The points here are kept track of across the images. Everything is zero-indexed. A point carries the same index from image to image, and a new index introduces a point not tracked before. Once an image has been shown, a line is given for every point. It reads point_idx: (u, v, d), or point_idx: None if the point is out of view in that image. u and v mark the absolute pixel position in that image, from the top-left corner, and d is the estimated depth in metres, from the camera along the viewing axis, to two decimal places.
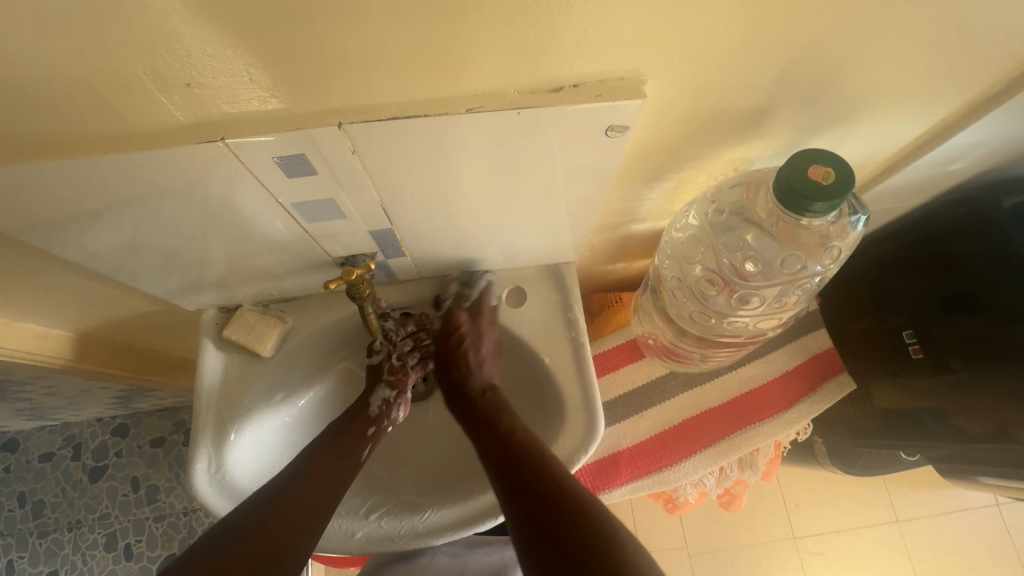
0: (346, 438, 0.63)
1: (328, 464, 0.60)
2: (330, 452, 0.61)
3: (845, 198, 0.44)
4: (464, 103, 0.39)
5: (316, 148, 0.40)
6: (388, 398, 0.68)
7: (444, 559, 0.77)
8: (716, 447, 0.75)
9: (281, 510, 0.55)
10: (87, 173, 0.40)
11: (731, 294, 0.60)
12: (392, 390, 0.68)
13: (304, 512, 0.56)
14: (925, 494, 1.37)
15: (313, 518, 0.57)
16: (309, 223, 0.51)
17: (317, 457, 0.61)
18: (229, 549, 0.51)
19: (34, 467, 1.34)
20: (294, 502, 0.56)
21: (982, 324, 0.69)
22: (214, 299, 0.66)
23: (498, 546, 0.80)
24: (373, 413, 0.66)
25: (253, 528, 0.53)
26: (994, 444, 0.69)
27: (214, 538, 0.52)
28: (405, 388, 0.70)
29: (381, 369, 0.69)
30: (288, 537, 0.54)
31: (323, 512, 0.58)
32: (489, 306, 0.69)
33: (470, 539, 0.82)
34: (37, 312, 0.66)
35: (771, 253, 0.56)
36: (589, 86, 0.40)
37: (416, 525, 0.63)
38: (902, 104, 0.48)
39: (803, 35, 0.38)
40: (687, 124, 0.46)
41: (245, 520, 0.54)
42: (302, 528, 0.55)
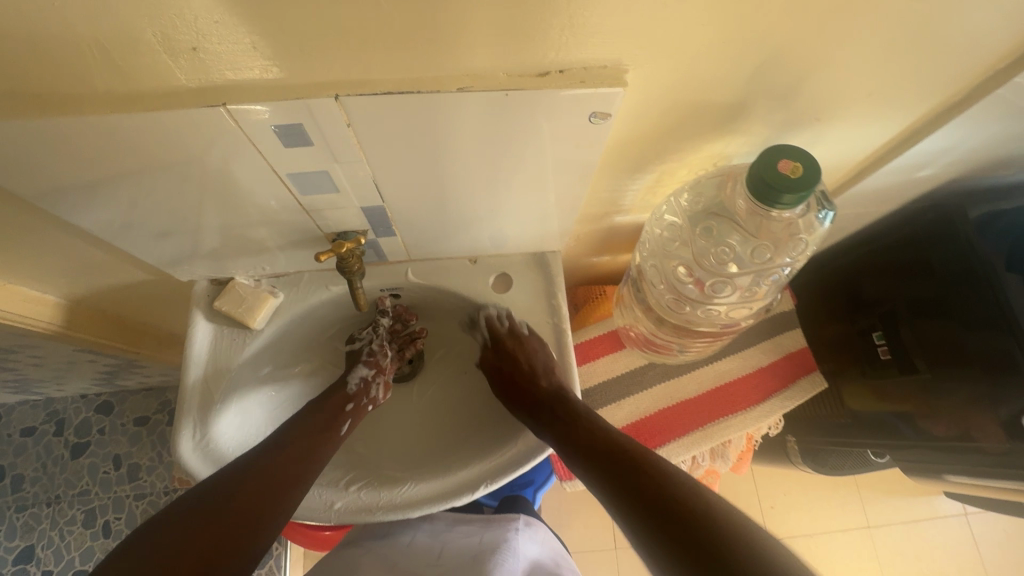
0: (321, 416, 0.66)
1: (304, 440, 0.63)
2: (307, 430, 0.64)
3: (814, 190, 0.47)
4: (455, 82, 0.41)
5: (314, 118, 0.42)
6: (367, 376, 0.71)
7: (422, 540, 0.76)
8: (689, 436, 0.77)
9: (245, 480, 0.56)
10: (91, 132, 0.42)
11: (704, 287, 0.62)
12: (370, 369, 0.72)
13: (278, 482, 0.58)
14: (896, 501, 1.40)
15: (288, 490, 0.58)
16: (304, 195, 0.53)
17: (295, 431, 0.63)
18: (190, 517, 0.52)
19: (14, 442, 1.34)
20: (270, 468, 0.58)
21: (948, 329, 0.72)
22: (206, 270, 0.68)
23: (478, 527, 0.79)
24: (351, 391, 0.70)
25: (219, 499, 0.54)
26: (949, 443, 0.72)
27: (186, 508, 0.53)
28: (383, 370, 0.73)
29: (359, 354, 0.74)
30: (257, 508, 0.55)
31: (299, 483, 0.59)
32: (501, 331, 0.71)
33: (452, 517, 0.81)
34: (30, 275, 0.67)
35: (744, 247, 0.58)
36: (575, 72, 0.42)
37: (393, 497, 0.65)
38: (870, 107, 0.51)
39: (775, 35, 0.41)
40: (668, 115, 0.48)
41: (216, 489, 0.55)
42: (276, 498, 0.57)
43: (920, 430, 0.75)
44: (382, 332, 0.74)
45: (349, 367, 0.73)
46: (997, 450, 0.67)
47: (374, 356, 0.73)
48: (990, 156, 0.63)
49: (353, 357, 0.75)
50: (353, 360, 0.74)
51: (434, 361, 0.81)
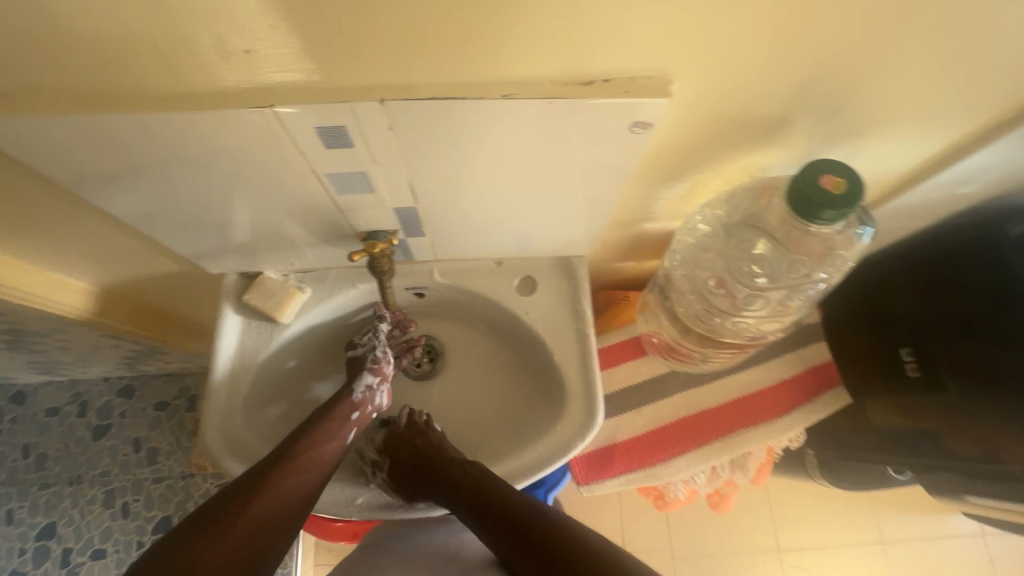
0: (332, 423, 0.65)
1: (312, 453, 0.62)
2: (316, 440, 0.63)
3: (855, 207, 0.46)
4: (500, 90, 0.41)
5: (357, 121, 0.42)
6: (372, 385, 0.69)
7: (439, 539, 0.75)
8: (710, 447, 0.77)
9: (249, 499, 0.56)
10: (139, 128, 0.43)
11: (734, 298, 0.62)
12: (375, 377, 0.69)
13: (277, 504, 0.58)
14: (912, 518, 1.38)
15: (291, 510, 0.59)
16: (339, 194, 0.53)
17: (306, 441, 0.62)
18: (195, 539, 0.53)
19: (38, 421, 1.38)
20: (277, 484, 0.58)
21: (978, 349, 0.71)
22: (236, 264, 0.69)
23: None
24: (357, 399, 0.68)
25: (224, 522, 0.55)
26: (974, 465, 0.71)
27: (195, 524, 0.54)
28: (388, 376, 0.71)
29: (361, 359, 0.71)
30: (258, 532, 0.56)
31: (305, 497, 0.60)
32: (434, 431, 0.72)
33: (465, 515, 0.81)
34: (67, 263, 0.68)
35: (778, 260, 0.58)
36: (620, 82, 0.42)
37: (412, 496, 0.66)
38: (916, 124, 0.50)
39: (825, 50, 0.40)
40: (708, 127, 0.48)
41: (224, 509, 0.55)
42: (276, 524, 0.57)
43: (943, 448, 0.74)
44: (382, 337, 0.71)
45: (351, 375, 0.70)
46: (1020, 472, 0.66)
47: (377, 364, 0.69)
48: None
49: (353, 362, 0.71)
50: (354, 367, 0.70)
51: (452, 364, 0.80)
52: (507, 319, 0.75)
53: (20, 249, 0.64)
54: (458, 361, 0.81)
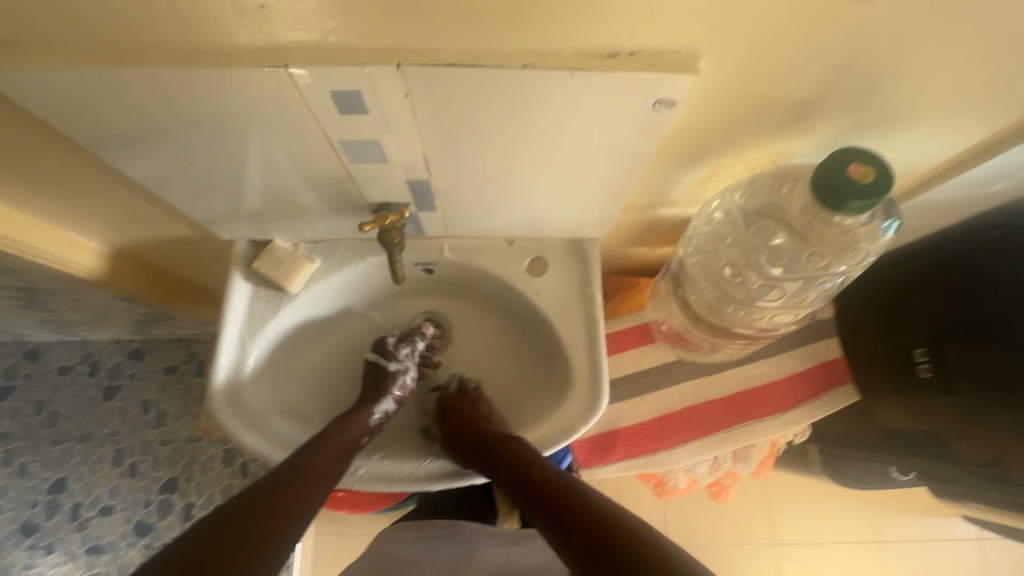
0: (339, 442, 0.63)
1: (316, 461, 0.60)
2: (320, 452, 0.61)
3: (883, 200, 0.44)
4: (519, 59, 0.40)
5: (371, 87, 0.41)
6: (388, 411, 0.70)
7: (452, 551, 0.85)
8: (713, 437, 0.77)
9: (250, 502, 0.53)
10: (151, 85, 0.42)
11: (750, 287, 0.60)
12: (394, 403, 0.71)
13: (286, 510, 0.54)
14: (912, 519, 1.38)
15: (299, 521, 0.55)
16: (351, 163, 0.52)
17: (309, 456, 0.60)
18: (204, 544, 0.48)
19: (51, 378, 1.41)
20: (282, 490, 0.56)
21: (995, 354, 0.69)
22: (247, 231, 0.69)
23: (505, 542, 0.87)
24: (372, 424, 0.68)
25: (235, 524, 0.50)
26: (979, 471, 0.70)
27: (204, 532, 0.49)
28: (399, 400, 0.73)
29: (384, 382, 0.71)
30: (261, 527, 0.52)
31: (309, 503, 0.57)
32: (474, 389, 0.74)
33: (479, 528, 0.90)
34: (80, 222, 0.69)
35: (796, 249, 0.56)
36: (645, 56, 0.40)
37: (416, 469, 0.66)
38: (952, 115, 0.47)
39: (862, 30, 0.38)
40: (733, 109, 0.46)
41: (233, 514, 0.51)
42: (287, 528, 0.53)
43: (952, 452, 0.73)
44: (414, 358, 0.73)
45: (372, 394, 0.70)
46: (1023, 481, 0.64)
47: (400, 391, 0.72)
48: None
49: (377, 376, 0.71)
50: (378, 385, 0.71)
51: (457, 342, 0.80)
52: (516, 299, 0.74)
53: (34, 206, 0.64)
54: (465, 339, 0.80)
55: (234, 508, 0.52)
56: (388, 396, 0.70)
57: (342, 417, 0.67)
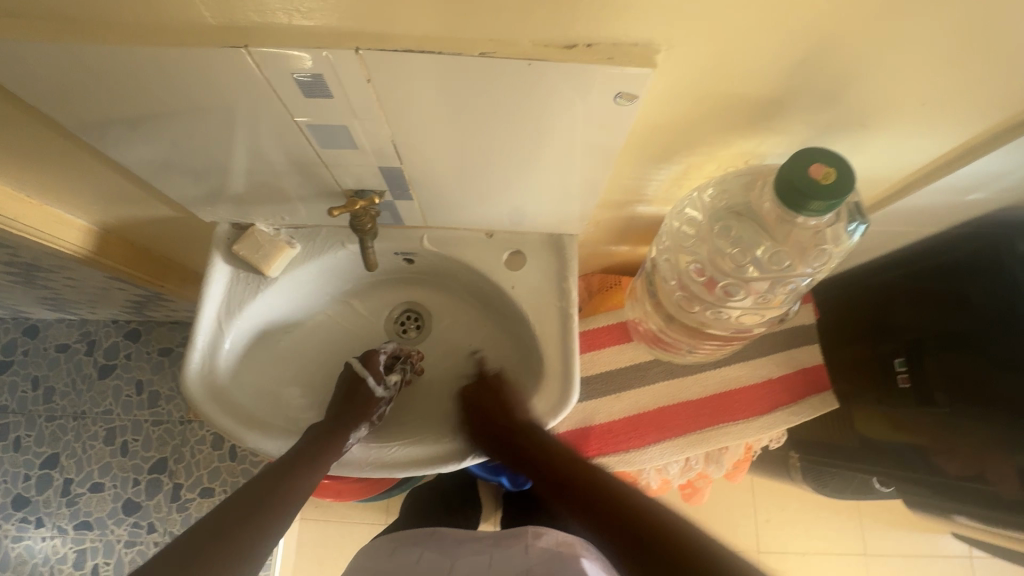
0: (313, 466, 0.62)
1: (286, 485, 0.59)
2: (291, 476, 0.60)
3: (845, 200, 0.44)
4: (478, 47, 0.40)
5: (334, 71, 0.42)
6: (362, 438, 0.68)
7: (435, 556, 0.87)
8: (686, 438, 0.76)
9: (220, 529, 0.53)
10: (122, 62, 0.43)
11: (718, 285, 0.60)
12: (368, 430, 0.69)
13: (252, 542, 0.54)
14: (900, 534, 1.37)
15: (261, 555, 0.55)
16: (322, 147, 0.53)
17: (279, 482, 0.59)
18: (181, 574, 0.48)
19: (49, 355, 1.43)
20: (253, 515, 0.56)
21: (976, 367, 0.68)
22: (229, 213, 0.70)
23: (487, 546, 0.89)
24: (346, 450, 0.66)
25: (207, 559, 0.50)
26: (954, 487, 0.69)
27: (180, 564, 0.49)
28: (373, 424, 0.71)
29: (362, 404, 0.68)
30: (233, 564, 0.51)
31: (277, 528, 0.57)
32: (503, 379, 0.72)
33: (461, 535, 0.93)
34: (67, 199, 0.70)
35: (760, 248, 0.56)
36: (603, 48, 0.40)
37: (382, 456, 0.67)
38: (923, 120, 0.47)
39: (822, 30, 0.38)
40: (698, 107, 0.45)
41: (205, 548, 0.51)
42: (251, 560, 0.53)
43: (933, 465, 0.71)
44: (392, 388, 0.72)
45: (352, 412, 0.67)
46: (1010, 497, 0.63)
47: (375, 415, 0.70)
48: None
49: (359, 391, 0.69)
50: (359, 402, 0.68)
51: (437, 333, 0.81)
52: (494, 291, 0.75)
53: (21, 181, 0.65)
54: (444, 331, 0.81)
55: (202, 541, 0.51)
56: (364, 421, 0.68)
57: (316, 434, 0.65)
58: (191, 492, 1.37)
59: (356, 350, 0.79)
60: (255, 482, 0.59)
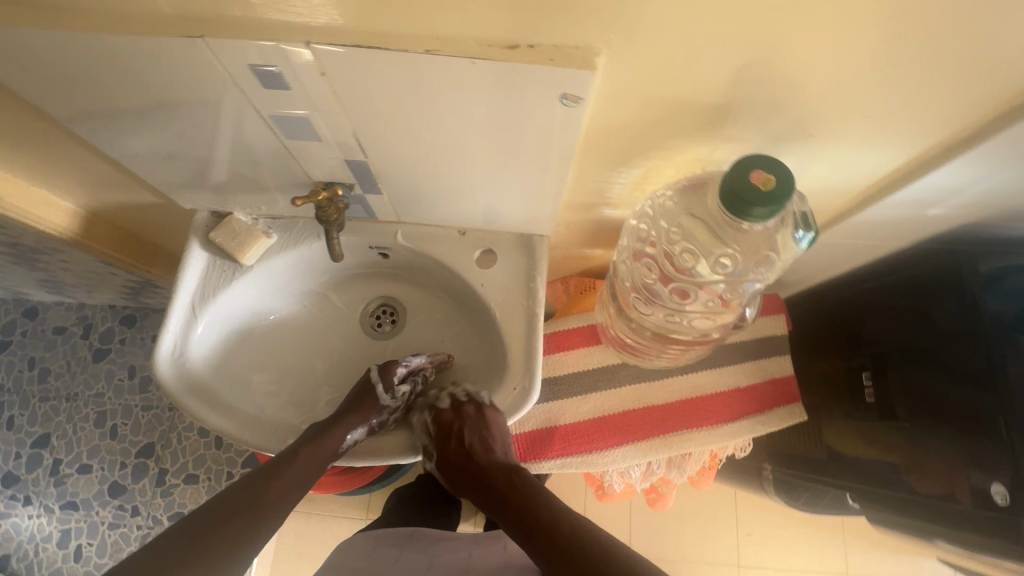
0: (303, 462, 0.64)
1: (282, 483, 0.62)
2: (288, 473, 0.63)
3: (785, 206, 0.44)
4: (424, 44, 0.41)
5: (288, 63, 0.43)
6: (359, 439, 0.68)
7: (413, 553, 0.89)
8: (648, 442, 0.77)
9: (217, 517, 0.58)
10: (92, 49, 0.45)
11: (669, 287, 0.62)
12: (365, 432, 0.69)
13: (233, 538, 0.57)
14: (882, 554, 1.36)
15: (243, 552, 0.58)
16: (288, 139, 0.54)
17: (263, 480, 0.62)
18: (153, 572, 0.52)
19: (46, 337, 1.47)
20: (247, 507, 0.60)
21: (937, 383, 0.68)
22: (208, 201, 0.71)
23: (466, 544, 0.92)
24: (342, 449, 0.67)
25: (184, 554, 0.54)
26: (913, 500, 0.68)
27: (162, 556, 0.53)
28: (379, 429, 0.71)
29: (366, 408, 0.69)
30: (221, 554, 0.56)
31: (272, 522, 0.61)
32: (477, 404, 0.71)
33: (440, 535, 0.95)
34: (55, 182, 0.72)
35: (708, 246, 0.57)
36: (545, 49, 0.41)
37: (374, 449, 0.69)
38: (873, 132, 0.47)
39: (753, 41, 0.38)
40: (647, 111, 0.46)
41: (184, 541, 0.55)
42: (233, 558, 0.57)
43: (908, 484, 0.69)
44: (401, 397, 0.71)
45: (354, 415, 0.68)
46: (969, 510, 0.62)
47: (378, 422, 0.70)
48: (1013, 210, 0.57)
49: (366, 397, 0.69)
50: (364, 408, 0.69)
51: (411, 328, 0.81)
52: (464, 288, 0.76)
53: (9, 163, 0.67)
54: (417, 326, 0.82)
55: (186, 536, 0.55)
56: (363, 424, 0.68)
57: (317, 431, 0.67)
58: (176, 477, 1.39)
59: (330, 341, 0.81)
60: (254, 474, 0.63)
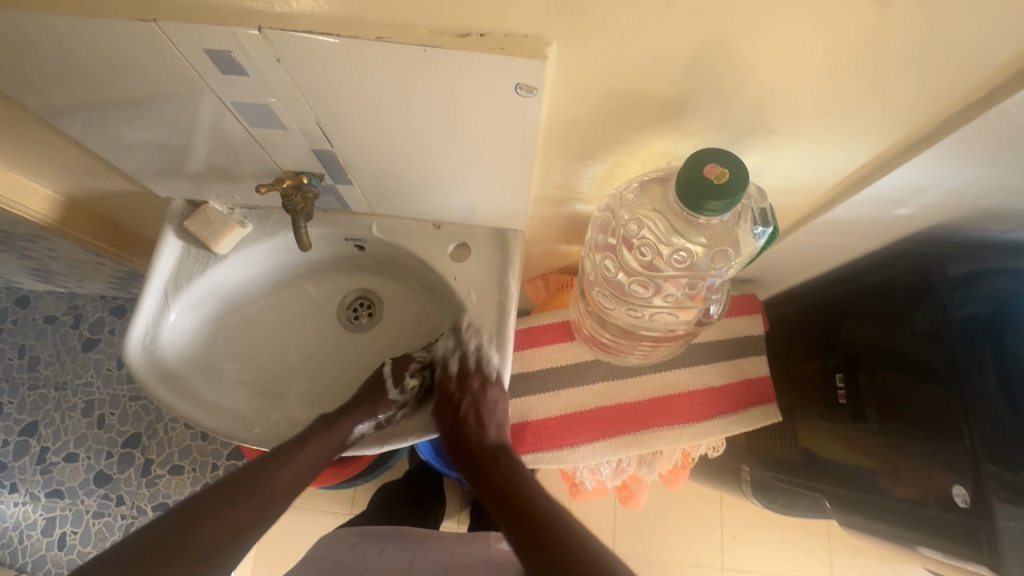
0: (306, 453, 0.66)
1: (286, 472, 0.63)
2: (293, 463, 0.64)
3: (747, 182, 0.44)
4: (375, 31, 0.41)
5: (242, 48, 0.43)
6: (364, 433, 0.72)
7: (393, 549, 0.89)
8: (618, 439, 0.77)
9: (214, 501, 0.57)
10: (53, 32, 0.45)
11: (630, 278, 0.62)
12: (371, 426, 0.72)
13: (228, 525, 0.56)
14: (866, 562, 1.35)
15: (241, 538, 0.57)
16: (253, 126, 0.55)
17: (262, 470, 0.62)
18: (142, 557, 0.50)
19: (37, 325, 1.47)
20: (251, 492, 0.60)
21: (904, 384, 0.67)
22: (183, 190, 0.72)
23: (448, 542, 0.91)
24: (347, 442, 0.70)
25: (181, 539, 0.52)
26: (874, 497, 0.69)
27: (148, 540, 0.52)
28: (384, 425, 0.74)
29: (376, 400, 0.73)
30: (214, 540, 0.54)
31: (274, 509, 0.61)
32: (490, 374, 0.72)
33: (420, 536, 0.95)
34: (33, 168, 0.73)
35: (662, 234, 0.58)
36: (495, 38, 0.41)
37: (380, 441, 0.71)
38: (832, 129, 0.47)
39: (700, 34, 0.38)
40: (604, 104, 0.46)
41: (173, 524, 0.54)
42: (229, 545, 0.55)
43: (883, 489, 0.68)
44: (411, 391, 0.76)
45: (360, 408, 0.72)
46: (938, 511, 0.61)
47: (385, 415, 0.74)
48: (982, 213, 0.57)
49: (376, 391, 0.74)
50: (372, 403, 0.73)
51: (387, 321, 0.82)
52: (439, 282, 0.76)
53: None
54: (392, 320, 0.82)
55: (179, 520, 0.54)
56: (368, 417, 0.72)
57: (326, 424, 0.71)
58: (161, 468, 1.40)
59: (306, 334, 0.81)
60: (255, 462, 0.63)
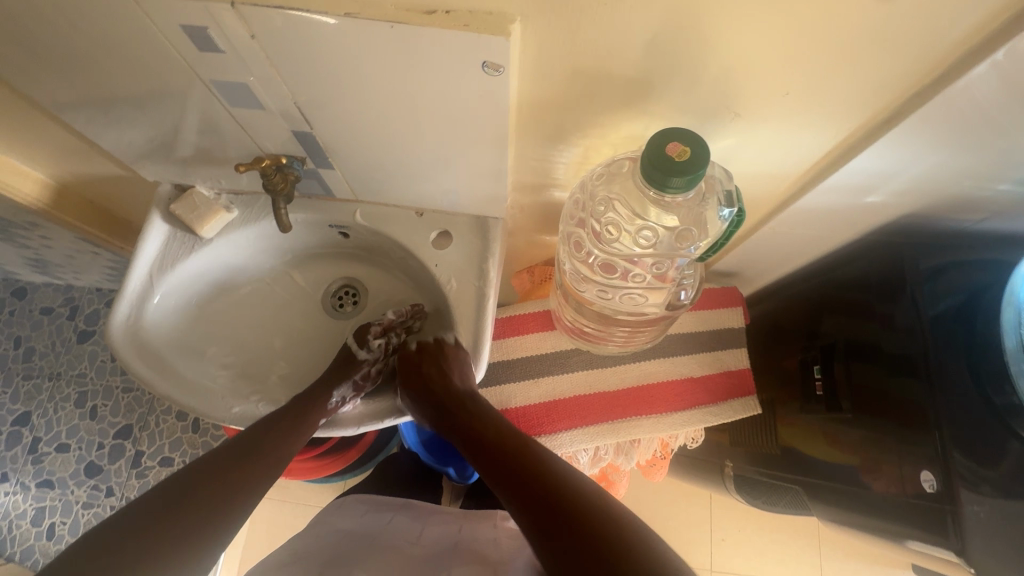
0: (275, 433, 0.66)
1: (261, 454, 0.63)
2: (266, 447, 0.64)
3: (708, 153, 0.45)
4: (344, 7, 0.42)
5: (217, 22, 0.44)
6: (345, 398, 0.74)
7: (403, 520, 0.89)
8: (595, 427, 0.78)
9: (191, 482, 0.57)
10: (35, 8, 0.47)
11: (596, 257, 0.64)
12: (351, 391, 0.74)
13: (209, 503, 0.56)
14: (856, 565, 1.34)
15: (225, 517, 0.56)
16: (233, 106, 0.56)
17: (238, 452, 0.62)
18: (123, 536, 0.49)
19: (33, 316, 1.49)
20: (227, 472, 0.59)
21: (877, 374, 0.68)
22: (170, 174, 0.73)
23: (455, 518, 0.91)
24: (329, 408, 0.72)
25: (163, 517, 0.52)
26: (847, 487, 0.69)
27: (129, 518, 0.51)
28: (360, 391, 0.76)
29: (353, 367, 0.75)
30: (196, 517, 0.54)
31: (255, 488, 0.61)
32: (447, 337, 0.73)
33: (428, 508, 0.95)
34: (24, 152, 0.74)
35: (625, 216, 0.58)
36: (461, 15, 0.42)
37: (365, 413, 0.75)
38: (796, 111, 0.48)
39: (658, 11, 0.39)
40: (571, 84, 0.47)
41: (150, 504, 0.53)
42: (213, 522, 0.55)
43: (862, 483, 0.67)
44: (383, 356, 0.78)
45: (332, 376, 0.73)
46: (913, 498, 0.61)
47: (361, 377, 0.76)
48: (950, 200, 0.58)
49: (347, 357, 0.75)
50: (345, 371, 0.74)
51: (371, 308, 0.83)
52: (421, 268, 0.77)
53: None
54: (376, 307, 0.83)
55: (159, 500, 0.54)
56: (347, 383, 0.74)
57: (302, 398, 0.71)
58: (152, 459, 1.40)
59: (290, 319, 0.82)
60: (228, 445, 0.63)
